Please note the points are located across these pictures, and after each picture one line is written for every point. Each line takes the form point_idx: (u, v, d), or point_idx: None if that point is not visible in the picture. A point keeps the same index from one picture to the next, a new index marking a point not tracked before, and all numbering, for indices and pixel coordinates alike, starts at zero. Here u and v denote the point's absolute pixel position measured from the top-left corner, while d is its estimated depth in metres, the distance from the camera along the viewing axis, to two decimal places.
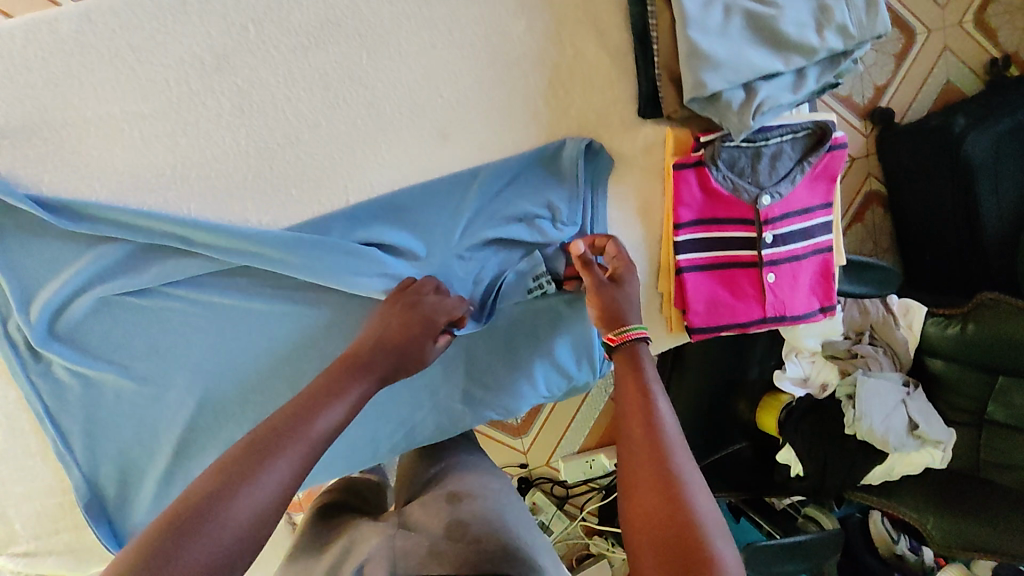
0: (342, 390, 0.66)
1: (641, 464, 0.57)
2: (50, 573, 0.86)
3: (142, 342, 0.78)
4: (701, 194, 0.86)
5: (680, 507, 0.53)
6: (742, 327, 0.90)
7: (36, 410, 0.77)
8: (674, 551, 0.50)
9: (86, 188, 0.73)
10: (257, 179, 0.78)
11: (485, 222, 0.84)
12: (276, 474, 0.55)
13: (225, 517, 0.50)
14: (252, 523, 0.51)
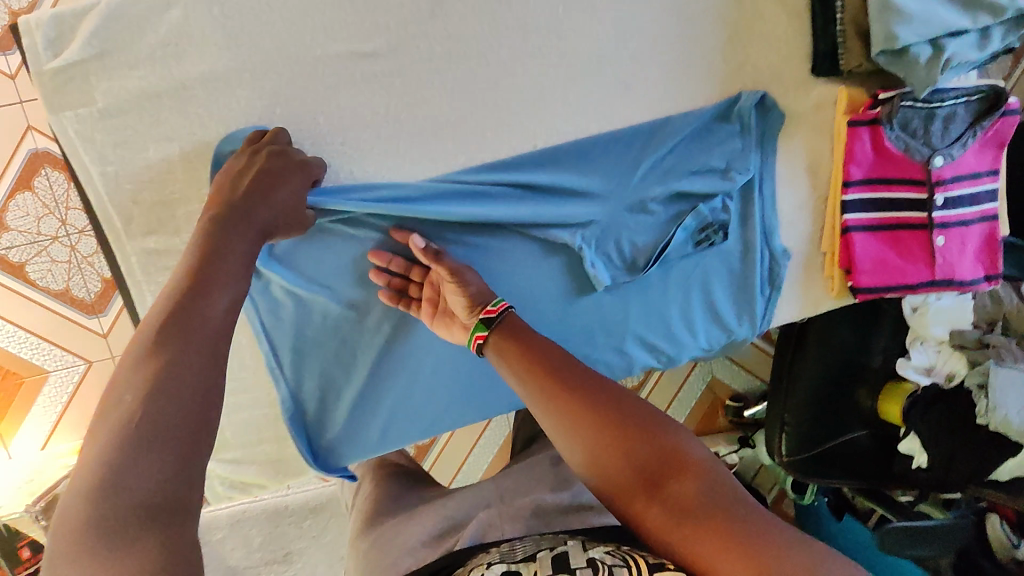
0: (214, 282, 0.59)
1: (588, 422, 0.64)
2: (253, 481, 0.90)
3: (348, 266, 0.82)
4: (873, 153, 0.87)
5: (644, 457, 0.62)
6: (909, 288, 0.91)
7: (255, 327, 0.80)
8: (650, 482, 0.60)
9: (309, 121, 0.79)
10: (457, 121, 0.82)
11: (665, 169, 0.86)
12: (193, 355, 0.53)
13: (153, 442, 0.47)
14: (183, 439, 0.48)
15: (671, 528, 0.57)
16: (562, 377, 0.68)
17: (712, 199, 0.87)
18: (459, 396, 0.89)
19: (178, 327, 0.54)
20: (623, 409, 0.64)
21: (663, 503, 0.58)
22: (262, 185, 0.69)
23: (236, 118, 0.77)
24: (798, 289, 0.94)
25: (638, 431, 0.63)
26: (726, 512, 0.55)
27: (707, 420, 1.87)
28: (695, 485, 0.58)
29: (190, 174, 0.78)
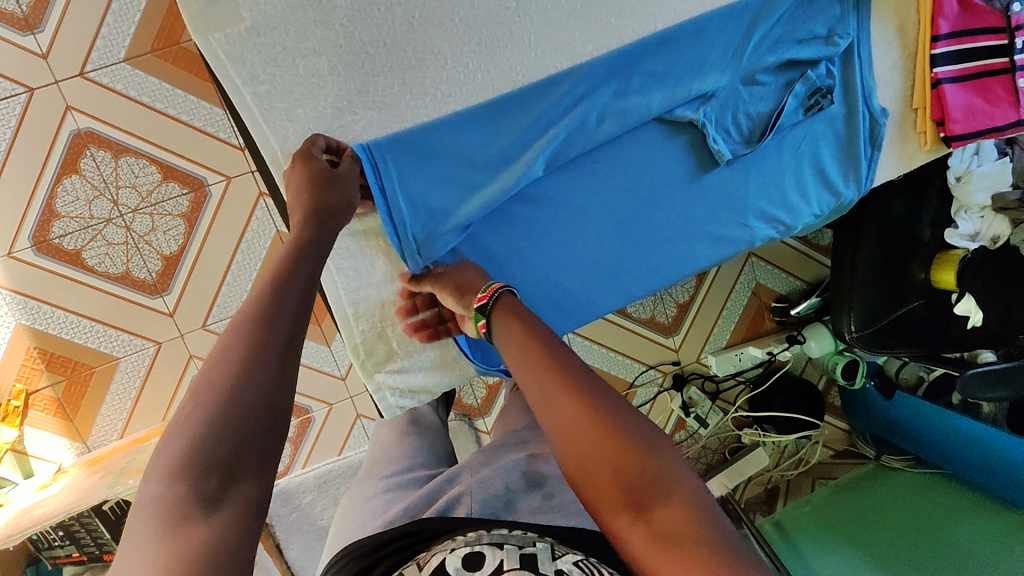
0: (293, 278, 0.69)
1: (586, 434, 0.66)
2: (420, 388, 1.01)
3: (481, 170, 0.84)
4: (959, 7, 0.94)
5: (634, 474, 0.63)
6: (999, 132, 0.96)
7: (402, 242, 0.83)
8: (645, 504, 0.61)
9: (448, 22, 0.80)
10: (585, 9, 0.84)
11: (774, 40, 0.90)
12: (270, 351, 0.63)
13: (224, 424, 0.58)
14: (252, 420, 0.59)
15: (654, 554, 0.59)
16: (573, 390, 0.68)
17: (817, 66, 0.93)
18: (602, 287, 0.93)
19: (262, 332, 0.64)
20: (621, 430, 0.65)
21: (655, 528, 0.60)
22: (316, 181, 0.75)
23: (379, 25, 0.78)
24: (892, 148, 1.01)
25: (639, 451, 0.64)
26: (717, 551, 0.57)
27: (756, 324, 1.94)
28: (690, 519, 0.59)
29: (336, 88, 0.79)
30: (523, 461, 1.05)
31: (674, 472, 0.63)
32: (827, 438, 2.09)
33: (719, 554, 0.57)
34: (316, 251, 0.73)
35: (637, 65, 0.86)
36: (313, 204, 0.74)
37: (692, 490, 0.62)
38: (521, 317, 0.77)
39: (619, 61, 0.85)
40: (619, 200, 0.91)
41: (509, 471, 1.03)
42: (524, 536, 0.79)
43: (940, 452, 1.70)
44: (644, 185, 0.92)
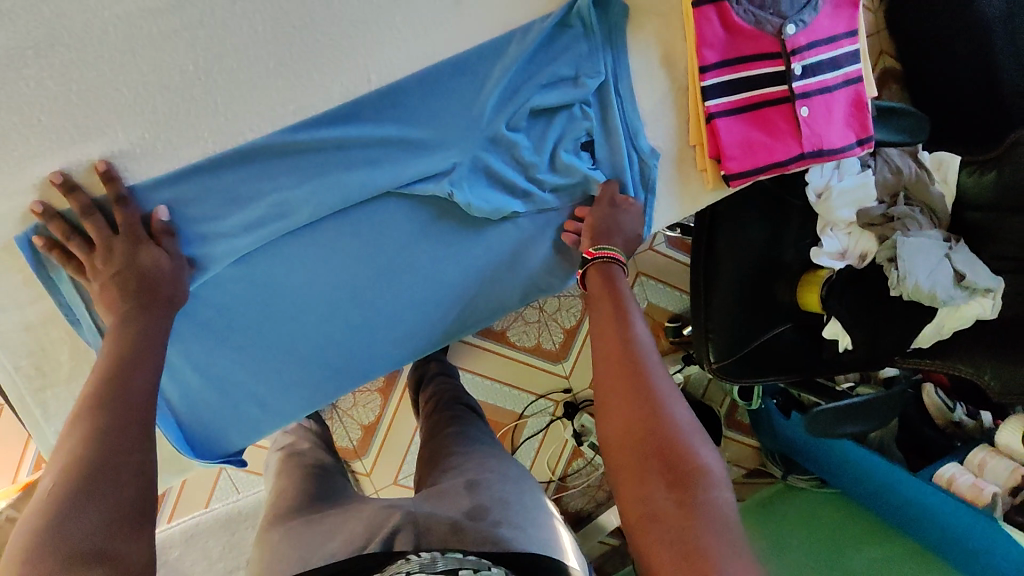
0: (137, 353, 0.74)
1: (626, 399, 0.70)
2: None
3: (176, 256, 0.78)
4: (725, 33, 0.84)
5: (671, 451, 0.63)
6: (780, 166, 0.88)
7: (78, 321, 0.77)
8: (657, 469, 0.63)
9: (114, 92, 0.71)
10: (280, 67, 0.75)
11: (514, 87, 0.82)
12: (130, 429, 0.67)
13: (112, 479, 0.61)
14: (134, 474, 0.63)
15: (647, 519, 0.60)
16: (627, 359, 0.73)
17: (569, 111, 0.85)
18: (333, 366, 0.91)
19: (115, 413, 0.67)
20: (654, 404, 0.68)
21: (659, 490, 0.61)
22: (139, 269, 0.75)
23: (29, 101, 0.68)
24: (673, 188, 0.93)
25: (668, 422, 0.66)
26: (710, 525, 0.57)
27: None
28: (689, 492, 0.60)
29: None
30: (460, 486, 0.92)
31: (695, 449, 0.64)
32: (735, 456, 2.01)
33: (709, 530, 0.57)
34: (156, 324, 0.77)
35: (348, 128, 0.79)
36: (139, 290, 0.75)
37: (710, 471, 0.62)
38: (610, 287, 0.83)
39: (326, 128, 0.78)
40: (356, 272, 0.86)
41: (454, 490, 0.91)
42: (477, 562, 0.69)
43: (850, 484, 1.56)
44: (384, 251, 0.86)
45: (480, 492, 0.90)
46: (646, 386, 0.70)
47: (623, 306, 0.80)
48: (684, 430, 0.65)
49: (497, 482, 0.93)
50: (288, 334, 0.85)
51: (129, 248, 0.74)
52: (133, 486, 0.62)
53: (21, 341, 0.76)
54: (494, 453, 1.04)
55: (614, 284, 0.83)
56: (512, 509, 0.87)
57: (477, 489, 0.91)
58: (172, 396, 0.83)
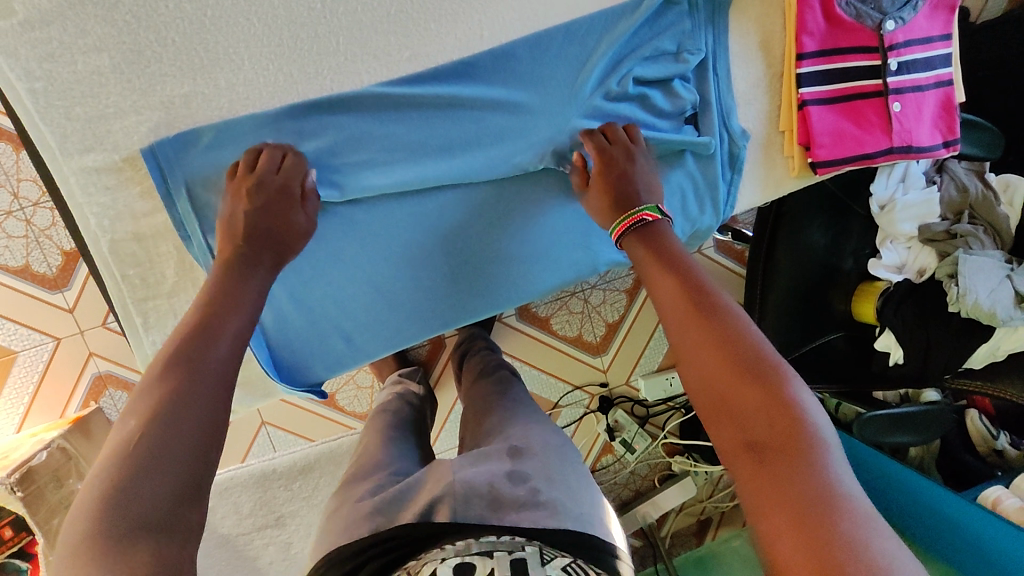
0: (239, 305, 0.68)
1: (712, 360, 0.61)
2: None
3: None
4: (825, 23, 0.87)
5: (768, 399, 0.56)
6: (868, 158, 0.90)
7: (186, 238, 0.80)
8: (758, 442, 0.55)
9: (244, 22, 0.75)
10: (400, 14, 0.79)
11: (619, 50, 0.84)
12: (207, 389, 0.58)
13: (168, 442, 0.52)
14: (202, 435, 0.54)
15: (757, 493, 0.52)
16: (706, 316, 0.64)
17: (669, 83, 0.87)
18: (413, 317, 0.89)
19: (195, 372, 0.59)
20: (748, 363, 0.59)
21: (763, 463, 0.53)
22: (276, 211, 0.75)
23: (165, 22, 0.73)
24: (759, 172, 0.94)
25: (764, 379, 0.58)
26: (830, 492, 0.49)
27: None
28: (805, 458, 0.52)
29: (121, 86, 0.74)
30: (505, 455, 0.90)
31: (800, 406, 0.55)
32: None
33: (832, 495, 0.49)
34: (249, 281, 0.72)
35: (458, 74, 0.82)
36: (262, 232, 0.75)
37: (817, 429, 0.54)
38: (654, 244, 0.74)
39: (436, 71, 0.81)
40: (449, 217, 0.86)
41: (496, 463, 0.88)
42: (512, 541, 0.72)
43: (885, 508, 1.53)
44: (480, 202, 0.86)
45: (522, 463, 0.88)
46: (723, 330, 0.62)
47: (679, 264, 0.71)
48: (777, 373, 0.58)
49: (540, 452, 0.91)
50: (375, 277, 0.85)
51: (279, 194, 0.75)
52: (199, 452, 0.54)
53: (132, 250, 0.79)
54: (546, 425, 1.00)
55: (667, 238, 0.74)
56: (551, 482, 0.84)
57: (519, 460, 0.89)
58: (265, 318, 0.82)
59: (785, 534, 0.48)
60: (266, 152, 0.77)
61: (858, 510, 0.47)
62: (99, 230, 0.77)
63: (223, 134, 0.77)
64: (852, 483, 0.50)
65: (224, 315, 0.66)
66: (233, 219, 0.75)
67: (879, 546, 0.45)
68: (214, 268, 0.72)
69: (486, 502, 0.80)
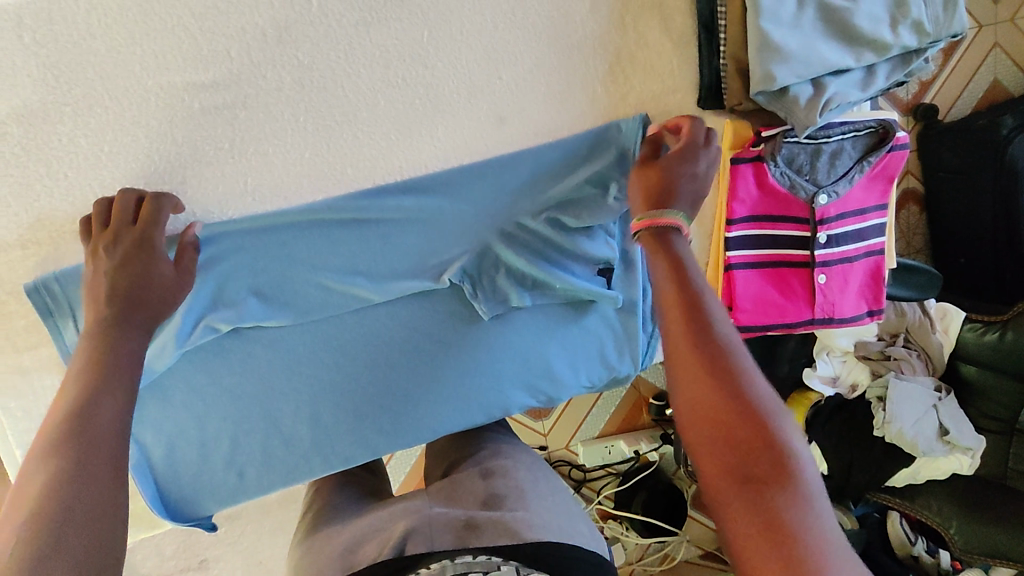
0: (121, 366, 0.61)
1: (701, 390, 0.53)
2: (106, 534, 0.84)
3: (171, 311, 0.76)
4: (758, 190, 0.85)
5: (759, 439, 0.50)
6: (790, 326, 0.90)
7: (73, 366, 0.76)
8: (747, 474, 0.49)
9: (145, 158, 0.71)
10: (313, 157, 0.76)
11: (541, 201, 0.82)
12: (100, 456, 0.51)
13: (66, 523, 0.45)
14: (97, 508, 0.48)
15: (750, 540, 0.46)
16: (698, 332, 0.56)
17: (595, 233, 0.85)
18: (310, 454, 0.85)
19: (81, 438, 0.52)
20: (738, 392, 0.53)
21: (756, 506, 0.47)
22: (147, 270, 0.68)
23: (58, 156, 0.69)
24: None
25: (763, 419, 0.51)
26: (820, 543, 0.45)
27: (631, 418, 1.88)
28: (799, 504, 0.47)
29: (5, 219, 0.70)
30: (475, 480, 0.88)
31: (791, 446, 0.50)
32: (697, 537, 1.98)
33: (822, 548, 0.45)
34: (132, 341, 0.64)
35: (372, 213, 0.78)
36: (131, 296, 0.67)
37: (808, 469, 0.50)
38: (660, 240, 0.64)
39: (349, 208, 0.78)
40: (355, 356, 0.83)
41: (466, 492, 0.85)
42: (489, 559, 0.66)
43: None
44: (386, 343, 0.84)
45: (494, 483, 0.86)
46: (714, 349, 0.55)
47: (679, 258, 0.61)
48: (771, 418, 0.52)
49: (512, 472, 0.89)
50: (270, 412, 0.82)
51: (138, 248, 0.68)
52: (104, 525, 0.47)
53: (13, 381, 0.76)
54: (513, 449, 0.98)
55: (672, 228, 0.64)
56: (527, 499, 0.82)
57: (490, 482, 0.87)
58: (154, 452, 0.79)
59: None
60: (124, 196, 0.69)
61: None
62: None
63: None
64: (845, 543, 0.46)
65: (102, 380, 0.59)
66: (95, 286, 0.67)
67: None
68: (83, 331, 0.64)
69: (460, 529, 0.75)
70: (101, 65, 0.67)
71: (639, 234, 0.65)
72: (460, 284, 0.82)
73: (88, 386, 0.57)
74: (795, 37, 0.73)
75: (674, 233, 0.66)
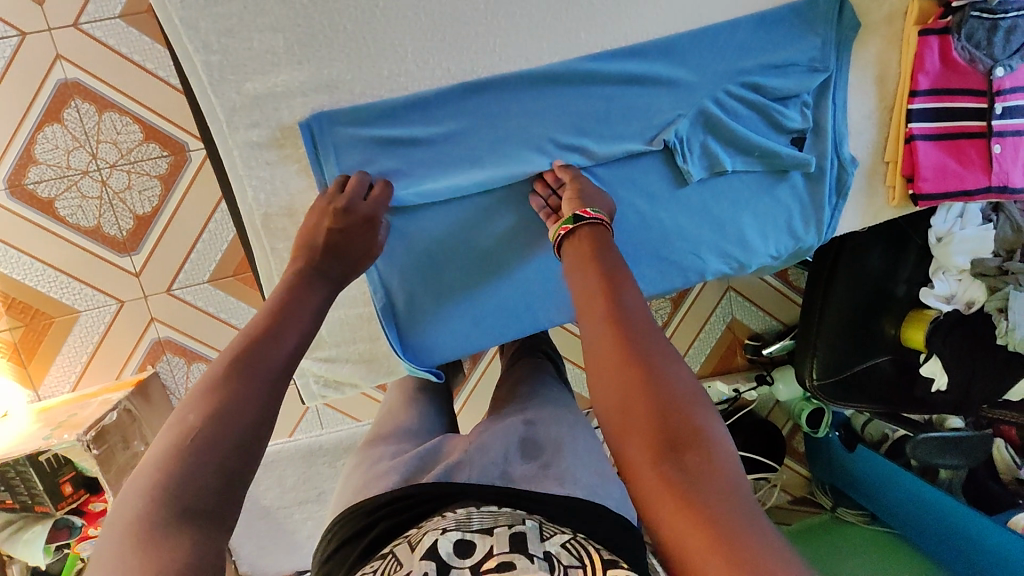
0: (299, 310, 0.67)
1: (616, 381, 0.56)
2: (344, 380, 0.94)
3: (424, 157, 0.83)
4: (940, 64, 0.92)
5: (700, 455, 0.50)
6: (967, 195, 0.95)
7: None
8: (670, 445, 0.51)
9: (412, 16, 0.78)
10: (553, 20, 0.82)
11: (747, 69, 0.89)
12: (253, 392, 0.55)
13: (203, 458, 0.49)
14: (238, 440, 0.52)
15: (660, 499, 0.49)
16: (616, 332, 0.59)
17: (792, 102, 0.92)
18: (528, 309, 0.92)
19: (241, 375, 0.56)
20: (692, 417, 0.53)
21: (678, 478, 0.49)
22: (353, 233, 0.77)
23: (341, 9, 0.76)
24: (859, 198, 1.00)
25: (699, 439, 0.51)
26: (751, 520, 0.47)
27: (727, 359, 1.93)
28: (738, 522, 0.46)
29: (291, 67, 0.77)
30: (517, 427, 0.80)
31: (713, 435, 0.52)
32: (784, 481, 2.03)
33: (755, 527, 0.46)
34: (313, 292, 0.71)
35: (603, 73, 0.85)
36: (337, 249, 0.76)
37: (744, 494, 0.49)
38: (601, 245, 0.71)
39: (582, 67, 0.84)
40: None
41: (504, 437, 0.79)
42: (514, 514, 0.61)
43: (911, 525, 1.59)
44: None
45: (537, 430, 0.80)
46: (674, 377, 0.56)
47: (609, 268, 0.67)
48: (715, 439, 0.52)
49: (554, 425, 0.81)
50: (496, 267, 0.89)
51: (357, 225, 0.77)
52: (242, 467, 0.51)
53: (283, 224, 0.85)
54: (551, 396, 0.89)
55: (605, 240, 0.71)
56: (569, 451, 0.76)
57: (533, 428, 0.81)
58: (396, 298, 0.87)
59: (710, 562, 0.45)
60: (356, 178, 0.79)
61: None
62: (256, 203, 0.83)
63: (380, 115, 0.80)
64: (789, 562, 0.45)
65: (280, 325, 0.64)
66: (313, 236, 0.76)
67: None
68: (283, 278, 0.72)
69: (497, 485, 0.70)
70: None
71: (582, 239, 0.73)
72: (673, 146, 0.89)
73: (265, 324, 0.63)
74: None
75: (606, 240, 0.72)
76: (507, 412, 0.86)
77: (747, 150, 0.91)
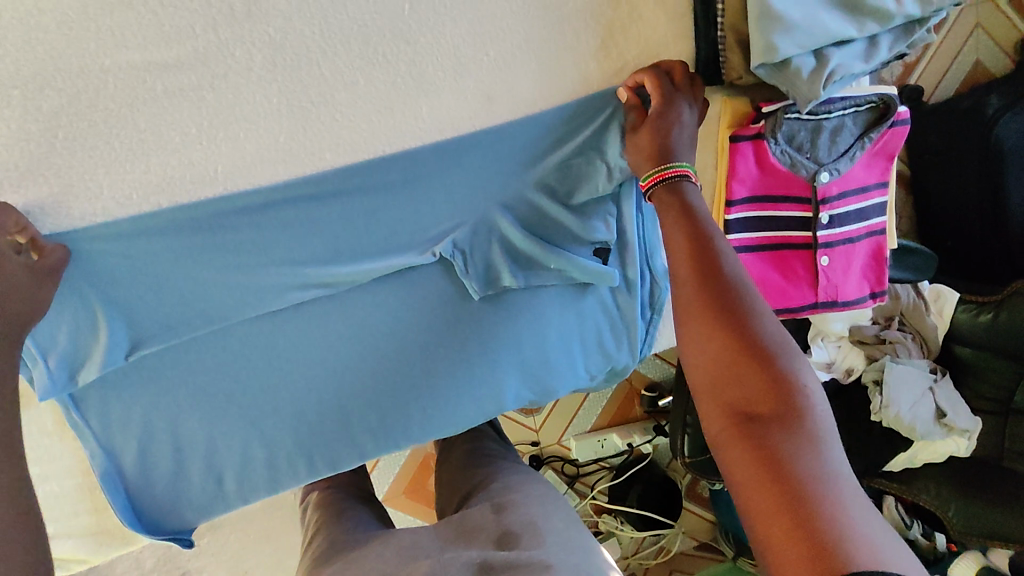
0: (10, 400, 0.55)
1: (700, 329, 0.59)
2: (69, 556, 0.81)
3: (143, 303, 0.70)
4: (758, 170, 0.81)
5: (771, 391, 0.53)
6: (793, 311, 0.87)
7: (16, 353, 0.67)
8: (743, 389, 0.55)
9: (104, 146, 0.64)
10: (291, 141, 0.70)
11: (540, 177, 0.79)
12: None
13: None
14: None
15: (729, 440, 0.53)
16: (708, 283, 0.60)
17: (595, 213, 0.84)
18: (299, 453, 0.83)
19: None
20: (769, 358, 0.55)
21: (746, 422, 0.53)
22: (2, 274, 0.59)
23: (5, 146, 0.59)
24: None
25: (773, 376, 0.54)
26: (825, 477, 0.48)
27: (624, 409, 1.85)
28: (804, 448, 0.50)
29: None
30: (487, 514, 0.84)
31: (799, 388, 0.54)
32: (689, 528, 1.95)
33: (830, 483, 0.48)
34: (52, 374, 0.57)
35: (360, 194, 0.74)
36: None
37: (820, 420, 0.52)
38: (681, 194, 0.68)
39: (334, 191, 0.73)
40: (342, 351, 0.79)
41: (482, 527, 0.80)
42: None
43: None
44: (376, 336, 0.80)
45: (506, 515, 0.82)
46: (747, 319, 0.58)
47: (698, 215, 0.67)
48: (793, 376, 0.54)
49: (524, 505, 0.85)
50: (251, 412, 0.78)
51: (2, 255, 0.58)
52: None
53: None
54: (513, 478, 0.94)
55: (689, 190, 0.69)
56: (542, 531, 0.78)
57: (502, 514, 0.82)
58: (126, 465, 0.75)
59: (766, 496, 0.48)
60: None
61: (843, 517, 0.46)
62: None
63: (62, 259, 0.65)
64: (847, 487, 0.48)
65: None
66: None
67: (868, 552, 0.44)
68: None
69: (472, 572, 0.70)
70: (50, 42, 0.58)
71: (659, 190, 0.69)
72: (449, 258, 0.79)
73: None
74: (798, 7, 0.69)
75: (687, 188, 0.69)
76: (479, 499, 0.90)
77: (540, 265, 0.82)
